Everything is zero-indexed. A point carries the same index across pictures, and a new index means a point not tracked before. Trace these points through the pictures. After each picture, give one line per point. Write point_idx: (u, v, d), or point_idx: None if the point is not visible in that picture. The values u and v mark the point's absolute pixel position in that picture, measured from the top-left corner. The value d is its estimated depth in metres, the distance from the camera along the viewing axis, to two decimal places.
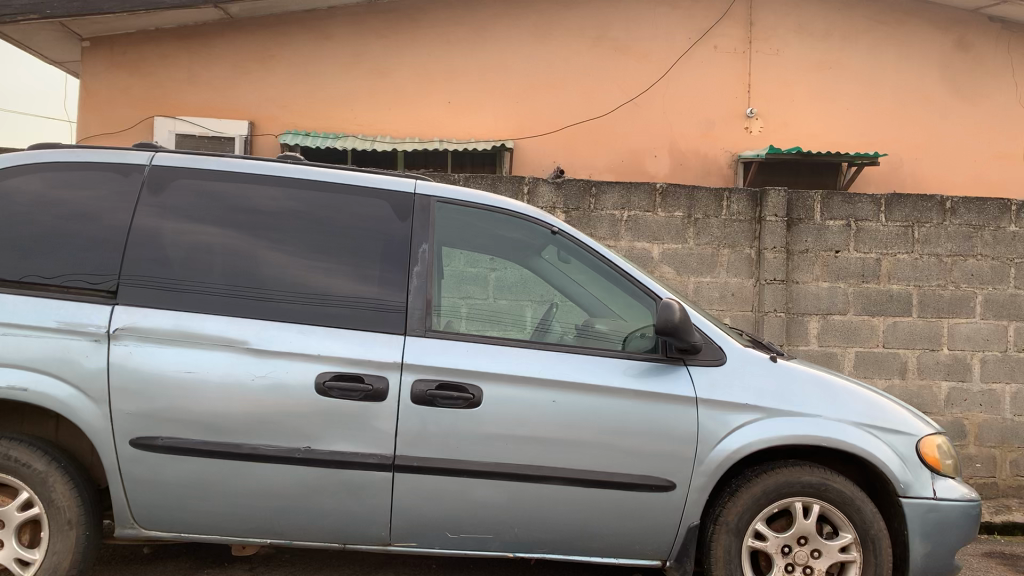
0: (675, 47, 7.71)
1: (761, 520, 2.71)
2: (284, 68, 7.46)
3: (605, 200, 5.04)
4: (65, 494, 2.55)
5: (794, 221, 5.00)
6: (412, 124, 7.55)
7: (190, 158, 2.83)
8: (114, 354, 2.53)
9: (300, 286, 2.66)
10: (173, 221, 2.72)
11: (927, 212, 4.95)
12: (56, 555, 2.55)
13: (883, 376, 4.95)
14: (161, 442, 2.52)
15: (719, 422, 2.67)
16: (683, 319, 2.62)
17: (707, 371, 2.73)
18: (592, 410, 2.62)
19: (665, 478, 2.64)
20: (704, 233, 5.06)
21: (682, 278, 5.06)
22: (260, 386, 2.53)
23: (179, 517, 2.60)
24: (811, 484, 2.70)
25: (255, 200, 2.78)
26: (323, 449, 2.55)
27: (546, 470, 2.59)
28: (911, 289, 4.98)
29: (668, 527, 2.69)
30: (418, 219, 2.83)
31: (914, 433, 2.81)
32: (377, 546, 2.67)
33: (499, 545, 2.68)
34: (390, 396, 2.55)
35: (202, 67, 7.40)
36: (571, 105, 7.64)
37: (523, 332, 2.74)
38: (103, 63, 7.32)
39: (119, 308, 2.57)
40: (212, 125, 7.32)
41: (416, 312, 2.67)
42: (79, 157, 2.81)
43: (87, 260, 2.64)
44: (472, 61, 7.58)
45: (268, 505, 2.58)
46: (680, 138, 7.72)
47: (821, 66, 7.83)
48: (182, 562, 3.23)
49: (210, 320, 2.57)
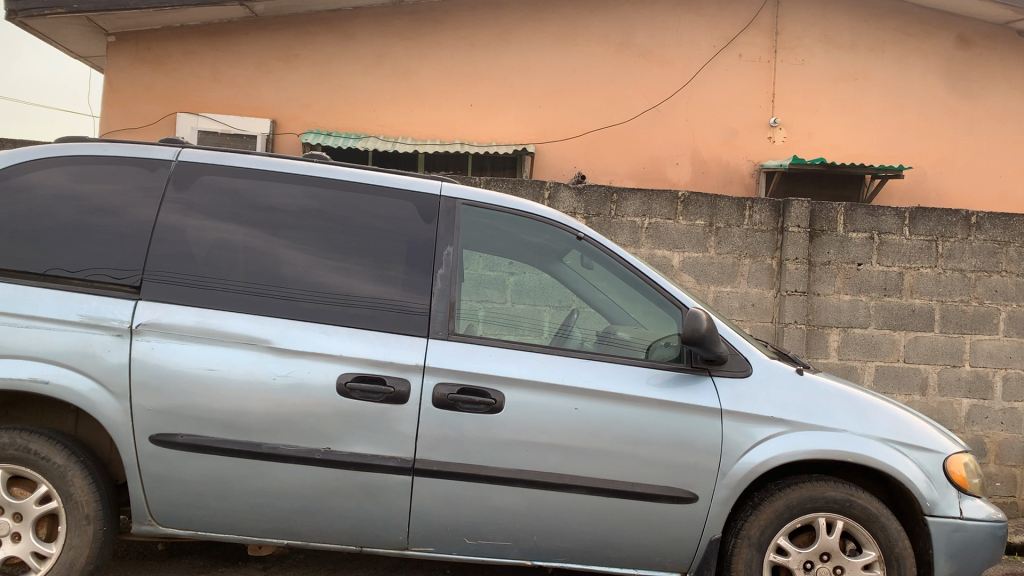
0: (699, 55, 7.67)
1: (784, 535, 2.66)
2: (307, 68, 7.47)
3: (626, 207, 5.03)
4: (83, 489, 2.54)
5: (817, 233, 4.97)
6: (434, 127, 7.54)
7: (215, 154, 2.83)
8: (137, 349, 2.52)
9: (323, 289, 2.64)
10: (198, 218, 2.72)
11: (952, 226, 4.91)
12: (73, 550, 2.54)
13: (904, 392, 4.90)
14: (180, 439, 2.51)
15: (743, 434, 2.64)
16: (709, 330, 2.59)
17: (733, 382, 2.69)
18: (614, 419, 2.58)
19: (687, 490, 2.61)
20: (725, 242, 5.03)
21: (702, 286, 5.03)
22: (280, 386, 2.51)
23: (197, 516, 2.59)
24: (836, 501, 2.66)
25: (278, 198, 2.77)
26: (342, 451, 2.53)
27: (567, 479, 2.57)
28: (934, 304, 4.92)
29: (689, 539, 2.66)
30: (444, 221, 2.81)
31: (942, 450, 2.76)
32: (394, 550, 2.65)
33: (518, 553, 2.66)
34: (411, 400, 2.53)
35: (225, 65, 7.43)
36: (593, 110, 7.61)
37: (542, 338, 2.72)
38: (127, 59, 7.37)
39: (142, 304, 2.57)
40: (234, 123, 7.33)
41: (439, 315, 2.65)
42: (106, 151, 2.81)
43: (112, 254, 2.63)
44: (495, 64, 7.57)
45: (287, 506, 2.57)
46: (703, 147, 7.67)
47: (846, 77, 7.77)
48: (195, 560, 3.21)
49: (233, 319, 2.56)
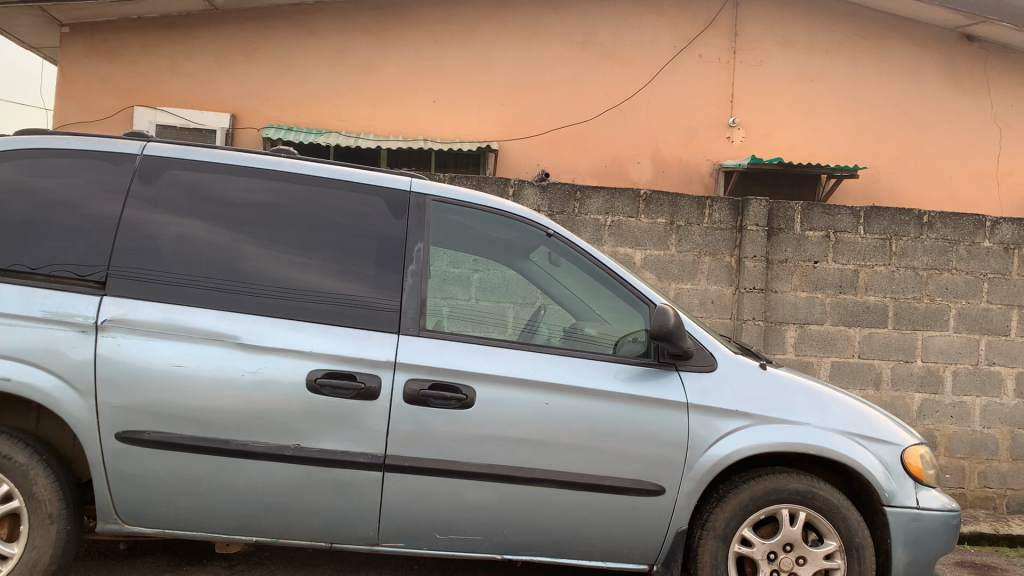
0: (660, 54, 7.75)
1: (748, 526, 2.72)
2: (267, 62, 7.39)
3: (589, 205, 5.07)
4: (46, 487, 2.50)
5: (774, 231, 5.06)
6: (395, 123, 7.51)
7: (181, 148, 2.80)
8: (102, 346, 2.48)
9: (293, 285, 2.63)
10: (165, 213, 2.69)
11: (905, 225, 5.04)
12: (35, 550, 2.49)
13: (858, 387, 5.02)
14: (147, 436, 2.48)
15: (708, 427, 2.69)
16: (677, 325, 2.63)
17: (700, 377, 2.74)
18: (583, 413, 2.61)
19: (655, 483, 2.65)
20: (685, 240, 5.10)
21: (663, 283, 5.10)
22: (248, 382, 2.50)
23: (164, 514, 2.56)
24: (798, 492, 2.72)
25: (246, 193, 2.75)
26: (312, 447, 2.52)
27: (537, 473, 2.59)
28: (887, 301, 5.05)
29: (656, 532, 2.70)
30: (413, 217, 2.81)
31: (900, 442, 2.84)
32: (364, 546, 2.65)
33: (488, 547, 2.68)
34: (382, 396, 2.54)
35: (182, 57, 7.32)
36: (555, 108, 7.65)
37: (505, 333, 2.74)
38: (81, 50, 7.23)
39: (107, 299, 2.53)
40: (192, 117, 7.23)
41: (409, 311, 2.66)
42: (68, 144, 2.76)
43: (76, 249, 2.59)
44: (458, 61, 7.56)
45: (256, 503, 2.55)
46: (663, 146, 7.76)
47: (802, 78, 7.92)
48: (160, 559, 3.17)
49: (200, 314, 2.54)
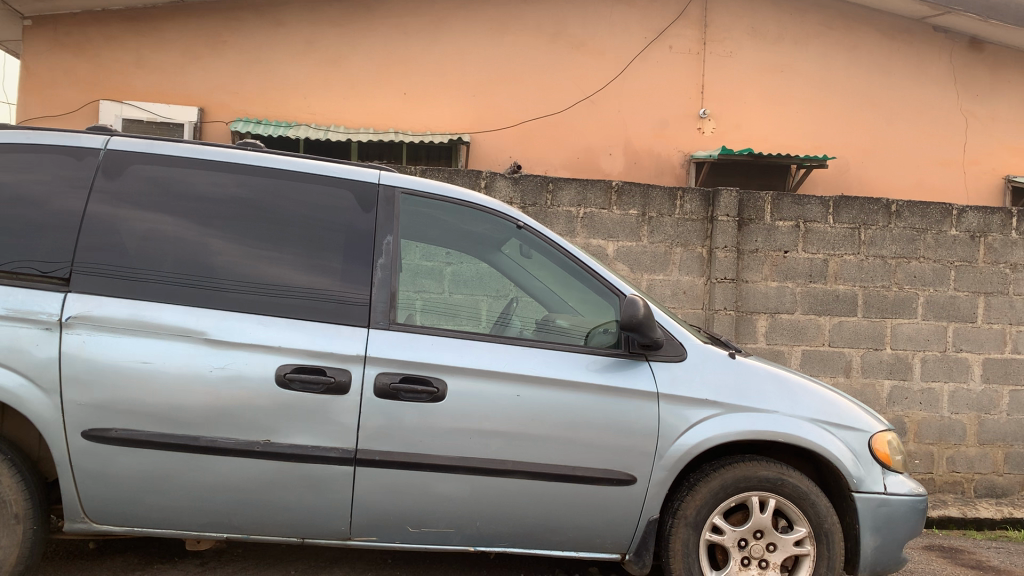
0: (631, 46, 7.77)
1: (718, 514, 2.75)
2: (236, 55, 7.32)
3: (561, 196, 5.08)
4: (11, 487, 2.47)
5: (745, 222, 5.09)
6: (367, 116, 7.47)
7: (146, 142, 2.76)
8: (67, 343, 2.45)
9: (261, 279, 2.61)
10: (130, 208, 2.65)
11: (873, 215, 5.10)
12: (1, 551, 2.47)
13: (829, 374, 5.08)
14: (114, 434, 2.46)
15: (679, 417, 2.71)
16: (646, 316, 2.65)
17: (670, 367, 2.76)
18: (554, 404, 2.62)
19: (626, 473, 2.67)
20: (657, 231, 5.12)
21: (635, 275, 5.12)
22: (217, 378, 2.48)
23: (132, 512, 2.54)
24: (768, 480, 2.75)
25: (213, 188, 2.72)
26: (282, 443, 2.51)
27: (509, 465, 2.60)
28: (856, 290, 5.10)
29: (629, 521, 2.71)
30: (382, 210, 2.80)
31: (868, 429, 2.87)
32: (337, 541, 2.64)
33: (460, 539, 2.68)
34: (353, 390, 2.53)
35: (149, 51, 7.22)
36: (526, 100, 7.64)
37: (480, 327, 2.74)
38: (45, 44, 7.11)
39: (71, 296, 2.50)
40: (159, 110, 7.14)
41: (380, 305, 2.65)
42: (29, 138, 2.72)
43: (39, 246, 2.56)
44: (429, 53, 7.53)
45: (226, 499, 2.53)
46: (635, 137, 7.78)
47: (772, 69, 7.96)
48: (130, 558, 3.14)
49: (168, 310, 2.51)
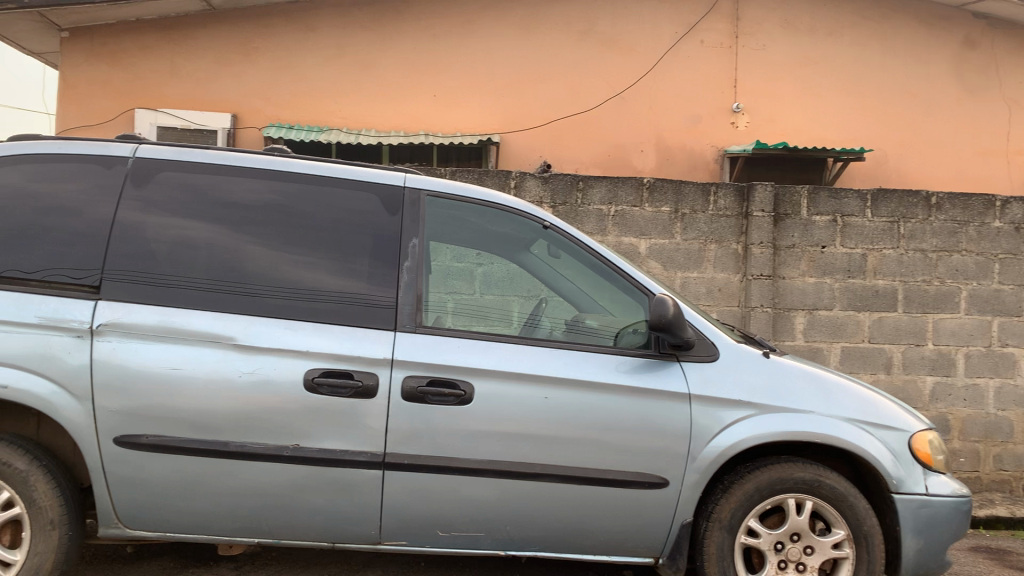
0: (662, 41, 7.69)
1: (754, 517, 2.69)
2: (267, 61, 7.38)
3: (592, 195, 5.04)
4: (46, 493, 2.50)
5: (781, 217, 5.00)
6: (397, 118, 7.49)
7: (174, 150, 2.78)
8: (98, 350, 2.47)
9: (288, 284, 2.61)
10: (159, 215, 2.67)
11: (913, 207, 4.98)
12: (38, 556, 2.50)
13: (869, 371, 4.97)
14: (145, 440, 2.47)
15: (712, 418, 2.66)
16: (677, 315, 2.60)
17: (702, 367, 2.71)
18: (584, 406, 2.59)
19: (658, 475, 2.63)
20: (691, 228, 5.05)
21: (669, 273, 5.07)
22: (245, 383, 2.48)
23: (165, 517, 2.55)
24: (804, 481, 2.69)
25: (241, 194, 2.73)
26: (312, 447, 2.51)
27: (538, 468, 2.57)
28: (896, 285, 4.99)
29: (662, 524, 2.67)
30: (408, 213, 2.78)
31: (907, 428, 2.80)
32: (367, 545, 2.64)
33: (491, 543, 2.66)
34: (380, 393, 2.52)
35: (182, 58, 7.31)
36: (557, 99, 7.60)
37: (511, 328, 2.71)
38: (82, 54, 7.24)
39: (102, 304, 2.52)
40: (194, 117, 7.23)
41: (406, 308, 2.63)
42: (60, 148, 2.75)
43: (70, 254, 2.59)
44: (459, 54, 7.52)
45: (256, 504, 2.54)
46: (667, 133, 7.70)
47: (806, 61, 7.83)
48: (166, 562, 3.17)
49: (197, 316, 2.52)
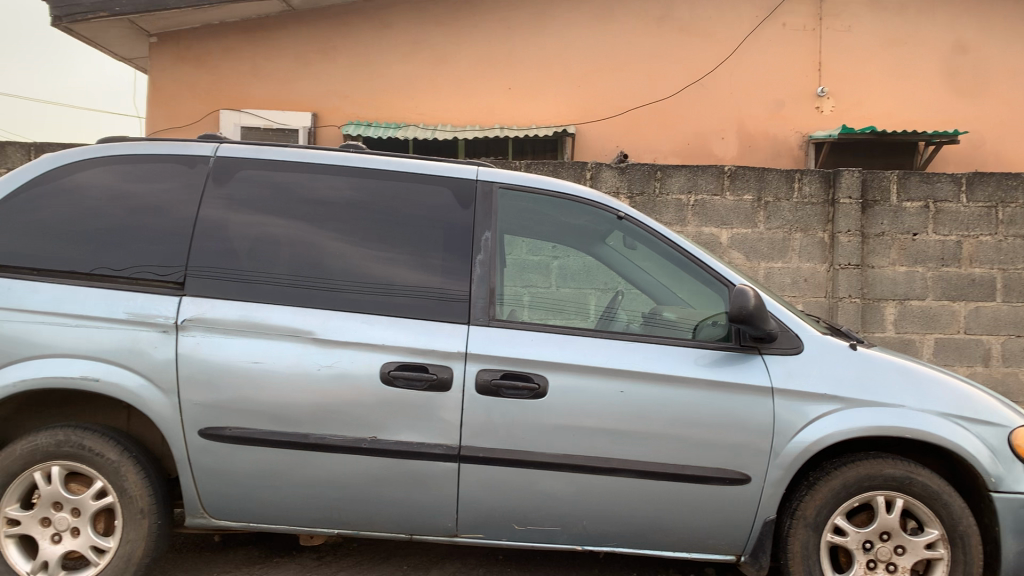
0: (742, 26, 7.51)
1: (841, 515, 2.60)
2: (346, 59, 7.49)
3: (671, 184, 4.99)
4: (137, 483, 2.58)
5: (869, 204, 4.92)
6: (474, 112, 7.51)
7: (253, 149, 2.84)
8: (183, 345, 2.54)
9: (363, 278, 2.64)
10: (240, 213, 2.73)
11: (1013, 190, 4.83)
12: (129, 544, 2.58)
13: (965, 363, 4.92)
14: (228, 432, 2.53)
15: (796, 413, 2.57)
16: (758, 306, 2.52)
17: (785, 359, 2.62)
18: (662, 400, 2.53)
19: (739, 471, 2.55)
20: (775, 217, 4.98)
21: (752, 263, 5.01)
22: (324, 376, 2.51)
23: (249, 508, 2.62)
24: (894, 478, 2.57)
25: (317, 190, 2.77)
26: (388, 439, 2.52)
27: (615, 463, 2.53)
28: (995, 272, 4.89)
29: (743, 521, 2.60)
30: (481, 206, 2.78)
31: (1007, 424, 2.65)
32: (444, 538, 2.65)
33: (568, 538, 2.64)
34: (455, 387, 2.52)
35: (265, 60, 7.49)
36: (635, 88, 7.50)
37: (588, 322, 2.67)
38: (170, 59, 7.48)
39: (187, 299, 2.59)
40: (276, 117, 7.40)
41: (479, 302, 2.62)
42: (146, 149, 2.84)
43: (156, 252, 2.66)
44: (534, 46, 7.50)
45: (336, 496, 2.58)
46: (749, 119, 7.50)
47: (895, 41, 7.53)
48: (251, 551, 3.25)
49: (277, 311, 2.57)
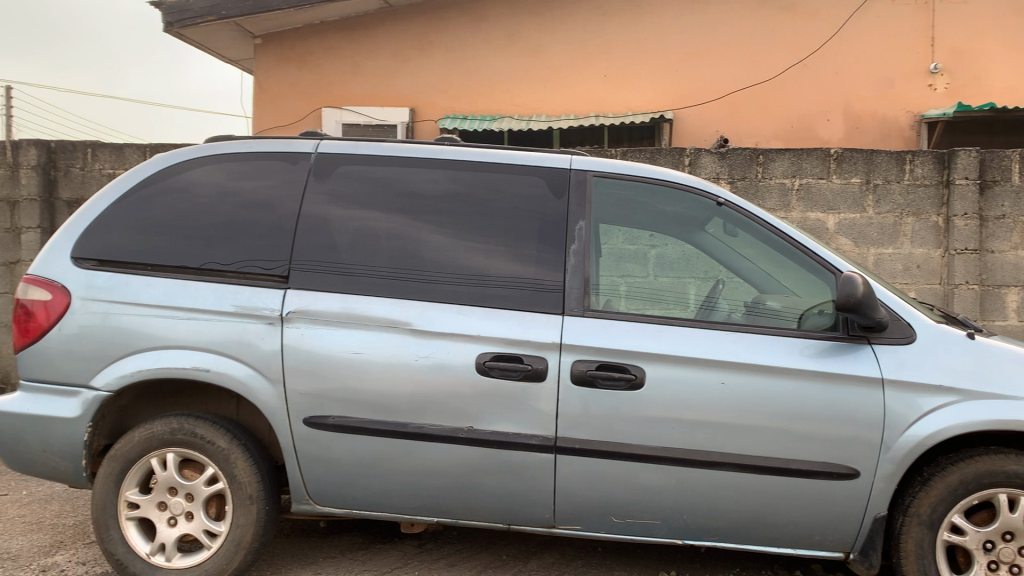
0: (847, 2, 7.21)
1: (958, 513, 2.47)
2: (442, 53, 7.57)
3: (773, 168, 4.86)
4: (245, 470, 2.67)
5: (988, 184, 4.69)
6: (569, 102, 7.48)
7: (352, 144, 2.90)
8: (288, 336, 2.61)
9: (459, 269, 2.66)
10: (339, 207, 2.79)
11: None
12: (239, 529, 2.67)
13: None
14: (331, 421, 2.60)
15: (909, 405, 2.45)
16: (866, 294, 2.41)
17: (896, 349, 2.50)
18: (764, 392, 2.46)
19: (847, 465, 2.46)
20: (885, 200, 4.80)
21: (860, 249, 4.85)
22: (422, 367, 2.54)
23: (352, 496, 2.68)
24: (1018, 475, 2.42)
25: (413, 183, 2.80)
26: (485, 429, 2.54)
27: (715, 456, 2.47)
28: None
29: (852, 518, 2.50)
30: (576, 196, 2.76)
31: None
32: (542, 528, 2.65)
33: (667, 532, 2.60)
34: (550, 377, 2.51)
35: (364, 57, 7.65)
36: (735, 71, 7.31)
37: (687, 312, 2.62)
38: (275, 59, 7.73)
39: (291, 293, 2.66)
40: (376, 113, 7.54)
41: (574, 292, 2.61)
42: (251, 148, 2.93)
43: (261, 246, 2.75)
44: (629, 32, 7.39)
45: (435, 485, 2.61)
46: (855, 100, 7.22)
47: (1017, 11, 7.08)
48: (355, 537, 3.33)
49: (376, 303, 2.61)
